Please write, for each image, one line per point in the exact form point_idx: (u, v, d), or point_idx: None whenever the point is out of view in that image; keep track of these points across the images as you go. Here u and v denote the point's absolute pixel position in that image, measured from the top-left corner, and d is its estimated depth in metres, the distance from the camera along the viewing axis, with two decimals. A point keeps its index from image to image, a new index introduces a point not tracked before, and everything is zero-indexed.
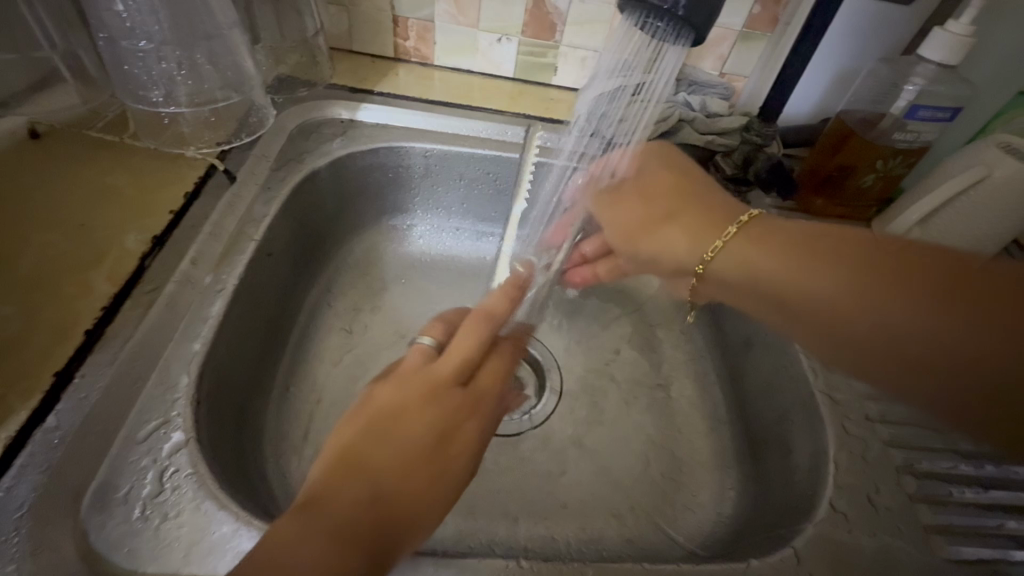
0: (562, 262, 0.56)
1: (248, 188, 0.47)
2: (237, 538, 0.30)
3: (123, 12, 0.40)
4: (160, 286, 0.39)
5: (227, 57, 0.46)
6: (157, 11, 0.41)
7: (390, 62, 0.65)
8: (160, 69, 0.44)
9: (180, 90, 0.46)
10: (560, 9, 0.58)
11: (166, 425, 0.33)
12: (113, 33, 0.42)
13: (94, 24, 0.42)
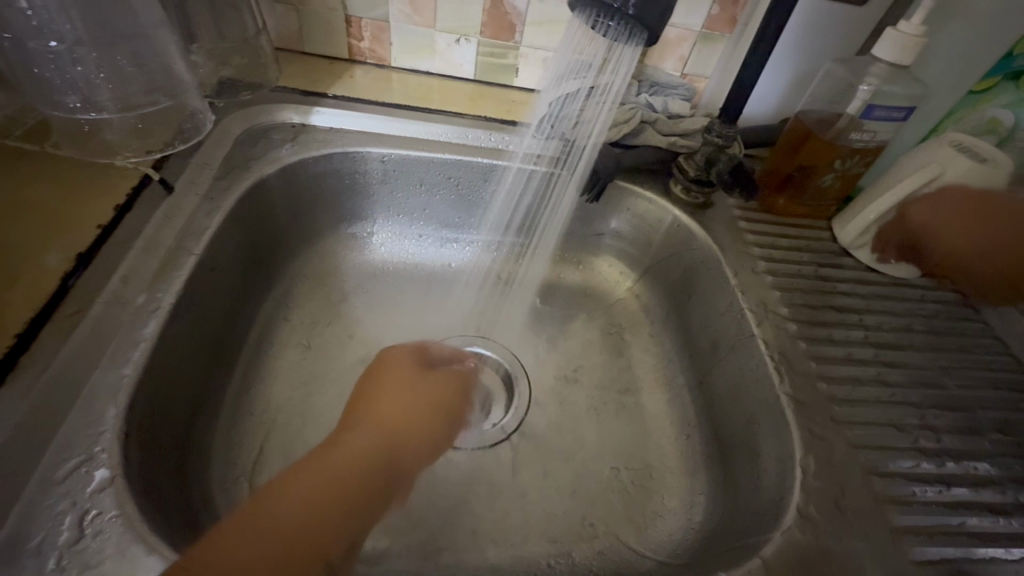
0: (524, 267, 0.60)
1: (188, 199, 0.43)
2: None
3: (27, 9, 0.37)
4: (84, 309, 0.36)
5: (155, 60, 0.43)
6: (68, 9, 0.38)
7: (345, 64, 0.63)
8: (75, 73, 0.40)
9: (102, 93, 0.42)
10: (518, 9, 0.57)
11: (89, 462, 0.30)
12: (18, 33, 0.37)
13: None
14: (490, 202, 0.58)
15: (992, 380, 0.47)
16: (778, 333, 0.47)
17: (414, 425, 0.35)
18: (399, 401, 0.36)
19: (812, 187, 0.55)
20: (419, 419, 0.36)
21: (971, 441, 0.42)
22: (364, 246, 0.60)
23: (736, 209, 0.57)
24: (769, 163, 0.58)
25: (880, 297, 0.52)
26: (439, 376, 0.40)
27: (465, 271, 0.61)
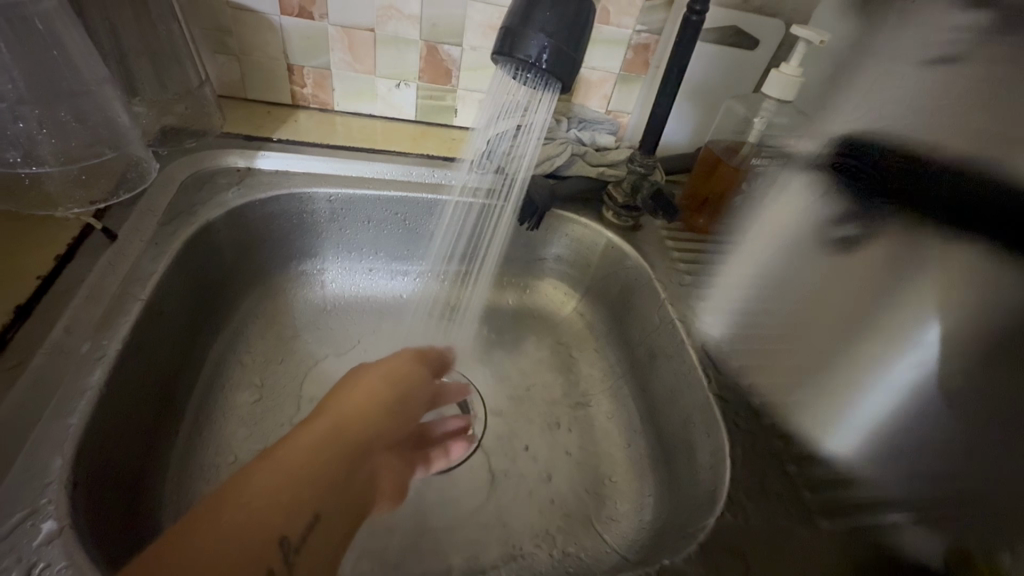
0: (474, 293, 0.64)
1: (132, 245, 0.44)
2: None
3: None
4: (25, 361, 0.36)
5: (97, 114, 0.44)
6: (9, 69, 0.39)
7: (288, 109, 0.65)
8: (16, 129, 0.40)
9: (43, 148, 0.42)
10: (453, 56, 0.62)
11: (35, 514, 0.30)
12: None
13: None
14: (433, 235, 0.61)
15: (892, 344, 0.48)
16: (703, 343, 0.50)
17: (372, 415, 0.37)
18: (357, 397, 0.38)
19: (727, 207, 0.61)
20: (377, 410, 0.38)
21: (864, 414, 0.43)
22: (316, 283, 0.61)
23: (663, 229, 0.63)
24: (689, 189, 0.63)
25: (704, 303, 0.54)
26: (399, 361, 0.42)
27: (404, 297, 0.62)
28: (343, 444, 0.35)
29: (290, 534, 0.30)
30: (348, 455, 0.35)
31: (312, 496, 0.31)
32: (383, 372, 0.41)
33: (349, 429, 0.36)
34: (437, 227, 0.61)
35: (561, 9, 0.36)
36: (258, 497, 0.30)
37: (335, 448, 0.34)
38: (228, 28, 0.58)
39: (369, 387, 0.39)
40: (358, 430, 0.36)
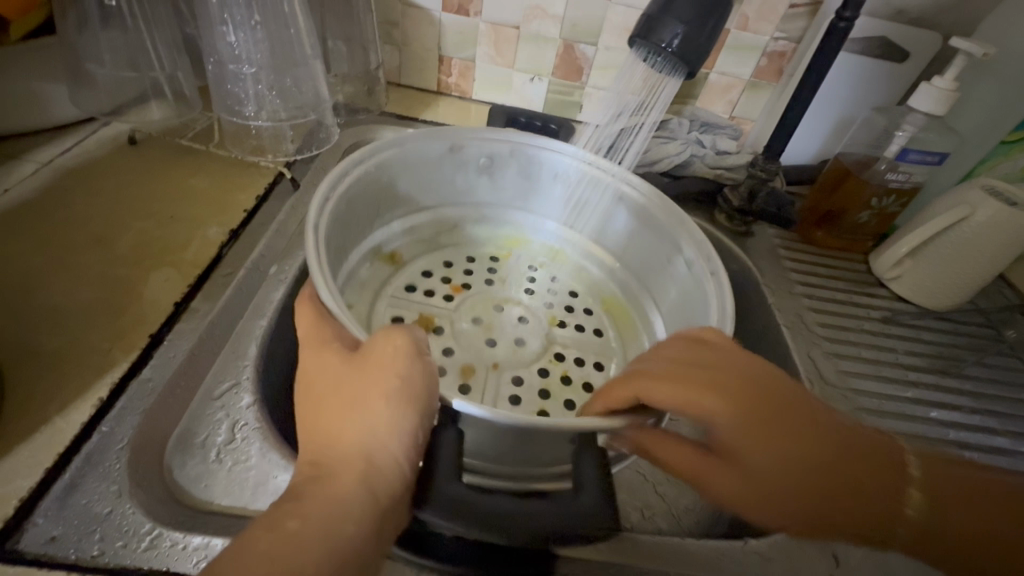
0: (574, 192, 0.54)
1: (309, 194, 0.52)
2: (279, 474, 0.35)
3: (234, 41, 0.47)
4: (234, 271, 0.44)
5: (309, 83, 0.52)
6: (260, 43, 0.48)
7: (433, 95, 0.73)
8: (255, 90, 0.50)
9: (270, 106, 0.51)
10: (587, 55, 0.67)
11: (237, 387, 0.38)
12: (222, 57, 0.48)
13: (208, 51, 0.49)
14: (531, 191, 0.56)
15: (514, 336, 0.50)
16: (376, 298, 0.51)
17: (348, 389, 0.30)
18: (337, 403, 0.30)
19: (849, 221, 0.60)
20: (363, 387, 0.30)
21: (581, 362, 0.50)
22: (380, 180, 0.48)
23: (777, 238, 0.63)
24: (808, 201, 0.62)
25: (470, 269, 0.57)
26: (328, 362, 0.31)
27: (459, 198, 0.56)
28: (341, 452, 0.28)
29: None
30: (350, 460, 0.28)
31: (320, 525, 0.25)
32: (359, 391, 0.30)
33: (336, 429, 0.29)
34: (501, 167, 0.54)
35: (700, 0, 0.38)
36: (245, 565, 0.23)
37: (348, 474, 0.27)
38: (397, 22, 0.67)
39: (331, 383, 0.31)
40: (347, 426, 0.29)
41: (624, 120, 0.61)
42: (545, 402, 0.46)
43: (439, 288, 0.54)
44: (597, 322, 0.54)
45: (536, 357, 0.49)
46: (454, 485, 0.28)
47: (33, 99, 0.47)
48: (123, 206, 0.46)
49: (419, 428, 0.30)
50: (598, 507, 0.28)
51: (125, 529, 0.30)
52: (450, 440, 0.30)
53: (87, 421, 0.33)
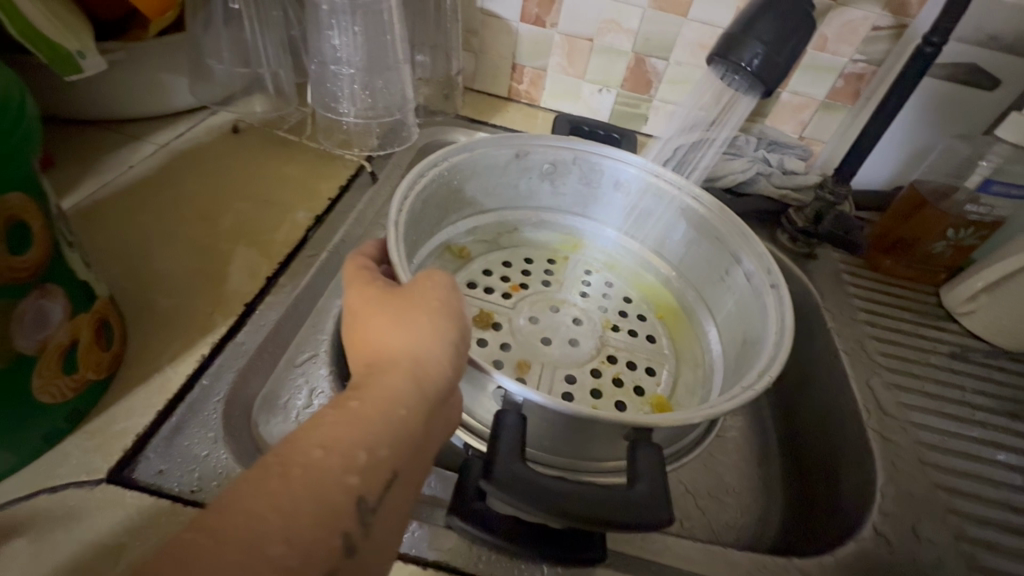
0: (635, 202, 0.55)
1: (385, 187, 0.56)
2: None
3: (337, 44, 0.52)
4: (317, 253, 0.48)
5: (398, 86, 0.56)
6: (360, 48, 0.52)
7: (503, 101, 0.76)
8: (351, 90, 0.55)
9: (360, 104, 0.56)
10: (658, 69, 0.68)
11: (315, 358, 0.42)
12: (324, 60, 0.53)
13: (313, 53, 0.53)
14: (590, 198, 0.57)
15: (569, 337, 0.52)
16: None
17: (393, 309, 0.31)
18: (380, 325, 0.30)
19: (921, 251, 0.58)
20: (409, 310, 0.31)
21: (633, 366, 0.51)
22: (450, 183, 0.51)
23: (841, 263, 0.61)
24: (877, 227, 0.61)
25: (528, 269, 0.58)
26: (370, 289, 0.33)
27: (522, 200, 0.58)
28: (390, 361, 0.29)
29: (370, 495, 0.24)
30: (399, 367, 0.28)
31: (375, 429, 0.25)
32: (409, 313, 0.31)
33: (384, 343, 0.30)
34: (563, 173, 0.55)
35: (782, 22, 0.39)
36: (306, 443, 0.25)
37: (402, 382, 0.27)
38: (476, 31, 0.70)
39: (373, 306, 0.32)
40: (390, 341, 0.30)
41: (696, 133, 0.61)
42: (596, 401, 0.47)
43: (497, 287, 0.56)
44: (650, 329, 0.55)
45: (588, 359, 0.50)
46: (516, 464, 0.30)
47: (159, 88, 0.53)
48: (226, 188, 0.51)
49: (456, 344, 0.31)
50: (655, 502, 0.30)
51: (218, 470, 0.33)
52: (511, 424, 0.32)
53: (191, 374, 0.37)
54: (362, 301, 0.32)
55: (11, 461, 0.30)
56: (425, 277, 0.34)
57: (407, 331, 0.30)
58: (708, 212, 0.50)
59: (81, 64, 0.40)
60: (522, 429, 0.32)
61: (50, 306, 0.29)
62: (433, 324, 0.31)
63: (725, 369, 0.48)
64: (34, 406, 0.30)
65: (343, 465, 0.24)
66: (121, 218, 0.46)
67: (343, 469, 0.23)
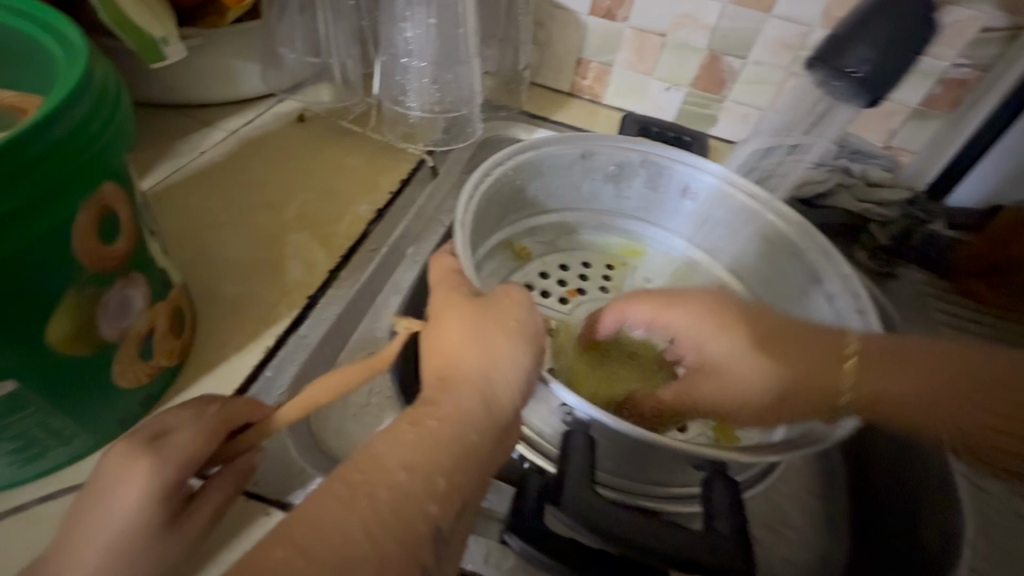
0: (706, 211, 0.53)
1: (445, 183, 0.55)
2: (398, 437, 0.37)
3: (410, 36, 0.51)
4: (378, 248, 0.48)
5: (466, 80, 0.55)
6: (432, 41, 0.51)
7: (565, 96, 0.73)
8: (421, 83, 0.54)
9: (425, 97, 0.55)
10: (733, 68, 0.64)
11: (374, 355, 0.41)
12: (397, 52, 0.53)
13: (385, 44, 0.53)
14: (655, 203, 0.55)
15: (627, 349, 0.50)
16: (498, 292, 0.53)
17: (472, 323, 0.31)
18: (457, 337, 0.30)
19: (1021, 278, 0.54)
20: (489, 328, 0.30)
21: None
22: (514, 182, 0.50)
23: (925, 284, 0.56)
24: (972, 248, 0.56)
25: (585, 274, 0.56)
26: (450, 297, 0.32)
27: (583, 203, 0.56)
28: (461, 381, 0.28)
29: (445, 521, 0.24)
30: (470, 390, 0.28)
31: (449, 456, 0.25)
32: (488, 331, 0.30)
33: (457, 359, 0.29)
34: (629, 177, 0.53)
35: (895, 27, 0.35)
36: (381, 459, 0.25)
37: (471, 409, 0.27)
38: (542, 23, 0.68)
39: (454, 317, 0.31)
40: (464, 358, 0.29)
41: (786, 135, 0.57)
42: (655, 420, 0.45)
43: (554, 291, 0.54)
44: None
45: (648, 373, 0.48)
46: (586, 490, 0.30)
47: (231, 75, 0.53)
48: (291, 176, 0.51)
49: (529, 368, 0.30)
50: (733, 544, 0.29)
51: (280, 465, 0.34)
52: (580, 446, 0.31)
53: (257, 365, 0.38)
54: (441, 308, 0.32)
55: (91, 442, 0.31)
56: (501, 293, 0.33)
57: (483, 353, 0.29)
58: (787, 224, 0.47)
59: (163, 51, 0.41)
60: (591, 454, 0.31)
61: (132, 294, 0.29)
62: (510, 348, 0.30)
63: None
64: (114, 390, 0.30)
65: (422, 491, 0.24)
66: (193, 204, 0.47)
67: (422, 496, 0.24)
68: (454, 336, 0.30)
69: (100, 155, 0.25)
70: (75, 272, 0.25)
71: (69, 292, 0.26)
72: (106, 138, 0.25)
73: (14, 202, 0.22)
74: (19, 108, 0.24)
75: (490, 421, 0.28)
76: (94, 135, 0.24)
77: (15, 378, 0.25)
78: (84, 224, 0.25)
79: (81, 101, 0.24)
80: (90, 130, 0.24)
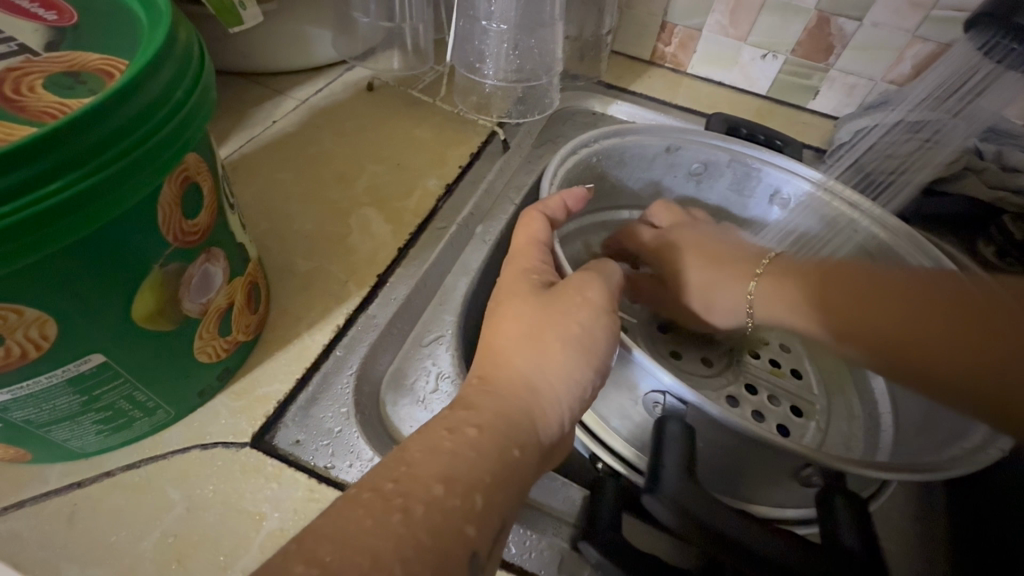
0: (795, 219, 0.49)
1: (516, 157, 0.51)
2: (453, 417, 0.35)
3: None
4: (447, 226, 0.45)
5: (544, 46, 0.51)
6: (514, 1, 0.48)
7: (644, 65, 0.67)
8: (499, 49, 0.51)
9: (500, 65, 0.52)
10: (846, 31, 0.56)
11: (441, 339, 0.39)
12: (475, 14, 0.49)
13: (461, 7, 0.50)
14: (737, 207, 0.52)
15: (702, 354, 0.46)
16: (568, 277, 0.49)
17: (524, 315, 0.30)
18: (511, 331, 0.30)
19: None
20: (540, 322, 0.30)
21: (776, 402, 0.44)
22: (592, 169, 0.48)
23: None
24: None
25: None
26: (509, 285, 0.32)
27: (659, 201, 0.54)
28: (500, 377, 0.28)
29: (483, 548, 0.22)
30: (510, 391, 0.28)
31: (486, 477, 0.24)
32: (545, 327, 0.29)
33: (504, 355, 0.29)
34: (714, 178, 0.50)
35: None
36: (459, 458, 0.24)
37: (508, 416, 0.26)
38: None
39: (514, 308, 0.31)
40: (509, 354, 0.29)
41: (926, 112, 0.48)
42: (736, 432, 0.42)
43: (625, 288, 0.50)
44: (796, 360, 0.48)
45: (725, 384, 0.44)
46: (685, 483, 0.27)
47: (305, 42, 0.52)
48: (361, 148, 0.50)
49: (586, 359, 0.29)
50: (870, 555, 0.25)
51: (350, 449, 0.33)
52: (676, 435, 0.28)
53: (327, 343, 0.37)
54: (501, 299, 0.32)
55: (171, 414, 0.31)
56: (588, 276, 0.32)
57: (530, 352, 0.29)
58: (894, 237, 0.43)
59: (241, 15, 0.39)
60: (688, 442, 0.28)
61: (214, 270, 0.29)
62: (550, 344, 0.29)
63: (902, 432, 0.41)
64: (194, 365, 0.30)
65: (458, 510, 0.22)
66: (264, 174, 0.46)
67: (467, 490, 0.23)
68: (526, 305, 0.30)
69: (186, 126, 0.23)
70: (160, 247, 0.25)
71: (155, 267, 0.25)
72: (191, 107, 0.24)
73: (107, 175, 0.21)
74: (104, 70, 0.22)
75: (529, 420, 0.27)
76: (179, 104, 0.23)
77: (103, 353, 0.25)
78: (168, 199, 0.24)
79: (166, 68, 0.22)
80: (176, 96, 0.23)
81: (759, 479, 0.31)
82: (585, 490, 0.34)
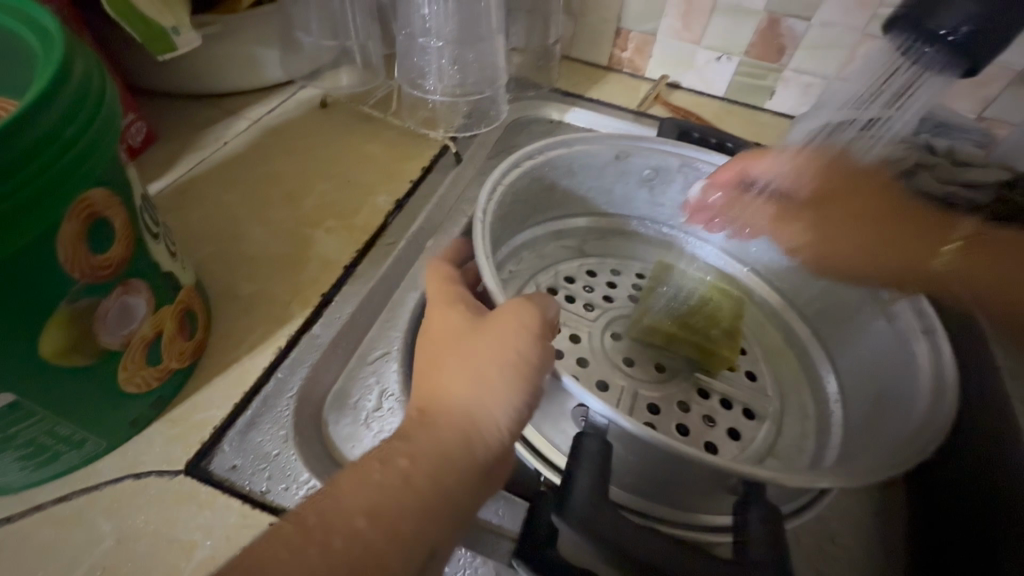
0: (747, 221, 0.49)
1: (469, 169, 0.51)
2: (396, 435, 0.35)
3: (428, 14, 0.49)
4: (396, 241, 0.45)
5: (489, 59, 0.52)
6: (451, 17, 0.49)
7: (602, 70, 0.67)
8: (439, 65, 0.51)
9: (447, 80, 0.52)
10: (795, 31, 0.56)
11: (387, 356, 0.39)
12: (414, 31, 0.50)
13: (404, 23, 0.51)
14: None
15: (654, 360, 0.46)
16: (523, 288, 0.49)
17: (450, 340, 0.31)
18: (439, 355, 0.30)
19: None
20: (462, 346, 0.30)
21: (729, 406, 0.44)
22: (540, 179, 0.48)
23: None
24: None
25: (615, 282, 0.52)
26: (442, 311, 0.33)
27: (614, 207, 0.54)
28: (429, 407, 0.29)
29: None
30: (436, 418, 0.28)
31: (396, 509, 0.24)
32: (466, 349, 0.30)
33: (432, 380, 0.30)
34: (664, 182, 0.50)
35: None
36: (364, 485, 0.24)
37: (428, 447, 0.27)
38: None
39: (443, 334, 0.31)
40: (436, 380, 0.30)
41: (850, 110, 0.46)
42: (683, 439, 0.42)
43: (580, 295, 0.50)
44: (752, 362, 0.48)
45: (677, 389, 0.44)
46: (602, 500, 0.27)
47: (253, 63, 0.52)
48: (312, 166, 0.50)
49: (506, 376, 0.29)
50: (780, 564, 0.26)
51: (287, 472, 0.32)
52: (596, 451, 0.28)
53: (268, 366, 0.37)
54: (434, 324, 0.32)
55: (102, 446, 0.31)
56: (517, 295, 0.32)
57: (454, 377, 0.29)
58: None
59: (174, 41, 0.39)
60: (606, 458, 0.28)
61: (134, 302, 0.29)
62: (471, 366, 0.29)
63: (849, 433, 0.41)
64: (122, 395, 0.30)
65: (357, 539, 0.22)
66: (210, 197, 0.46)
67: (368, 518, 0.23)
68: (455, 326, 0.31)
69: (83, 161, 0.23)
70: (65, 283, 0.25)
71: (62, 304, 0.25)
72: (86, 141, 0.23)
73: None
74: None
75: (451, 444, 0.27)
76: (72, 141, 0.23)
77: (11, 392, 0.25)
78: (71, 233, 0.24)
79: (56, 105, 0.22)
80: (70, 132, 0.23)
81: (687, 491, 0.31)
82: (527, 504, 0.34)
